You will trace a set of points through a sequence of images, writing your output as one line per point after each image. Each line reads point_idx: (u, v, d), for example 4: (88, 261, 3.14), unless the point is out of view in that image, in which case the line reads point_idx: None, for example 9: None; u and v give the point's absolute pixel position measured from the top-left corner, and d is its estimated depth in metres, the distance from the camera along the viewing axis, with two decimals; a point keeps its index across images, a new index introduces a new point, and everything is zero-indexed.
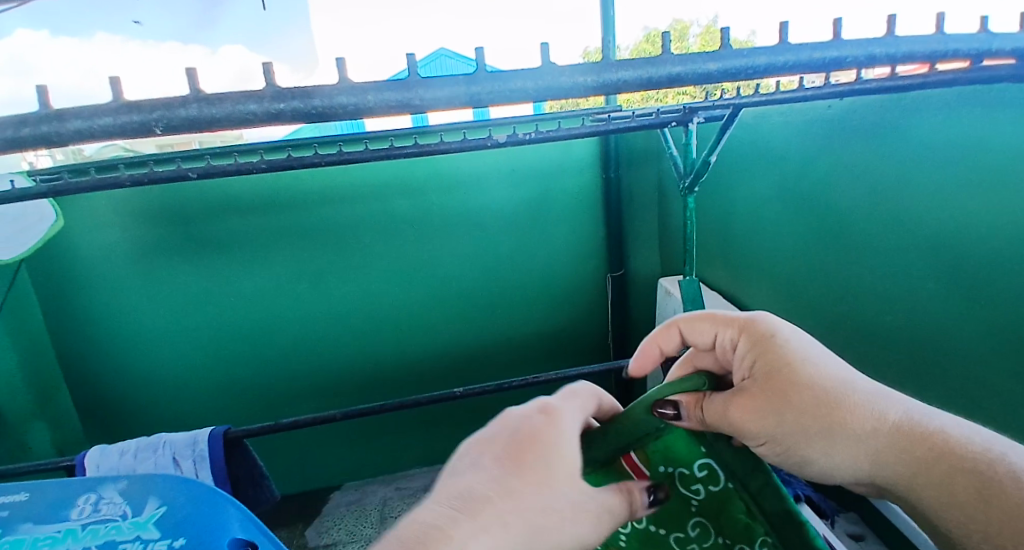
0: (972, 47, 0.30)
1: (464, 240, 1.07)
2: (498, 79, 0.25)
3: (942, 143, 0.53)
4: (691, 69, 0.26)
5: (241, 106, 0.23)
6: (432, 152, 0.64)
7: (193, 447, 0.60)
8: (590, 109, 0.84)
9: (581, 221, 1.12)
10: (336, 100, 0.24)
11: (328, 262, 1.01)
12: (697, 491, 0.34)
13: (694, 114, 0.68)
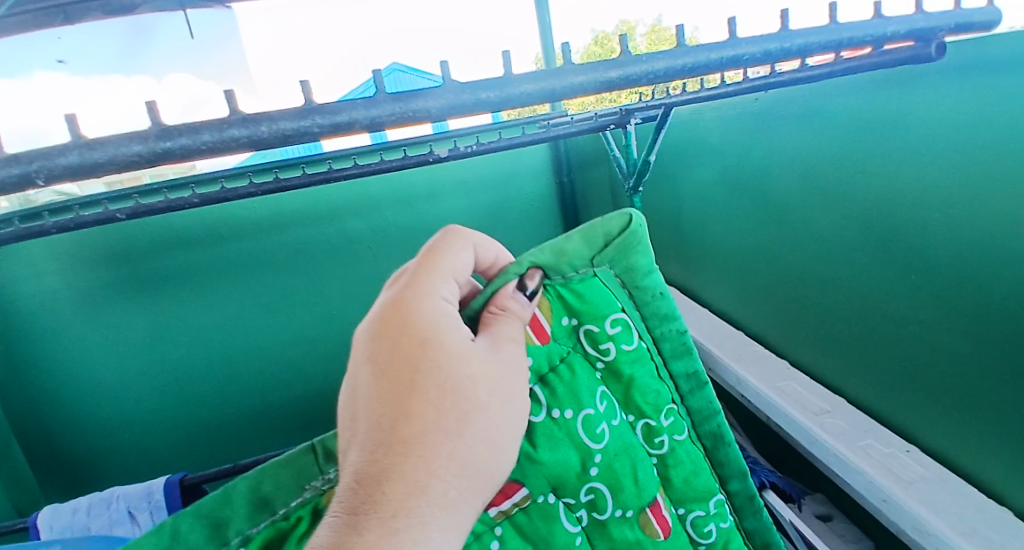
0: (912, 29, 0.32)
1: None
2: (465, 89, 0.26)
3: (859, 125, 0.55)
4: (645, 70, 0.28)
5: (215, 134, 0.23)
6: (375, 172, 0.64)
7: (148, 496, 0.57)
8: (535, 116, 0.85)
9: (537, 227, 1.14)
10: (307, 122, 0.24)
11: (285, 290, 0.99)
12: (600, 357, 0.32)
13: (631, 116, 0.70)
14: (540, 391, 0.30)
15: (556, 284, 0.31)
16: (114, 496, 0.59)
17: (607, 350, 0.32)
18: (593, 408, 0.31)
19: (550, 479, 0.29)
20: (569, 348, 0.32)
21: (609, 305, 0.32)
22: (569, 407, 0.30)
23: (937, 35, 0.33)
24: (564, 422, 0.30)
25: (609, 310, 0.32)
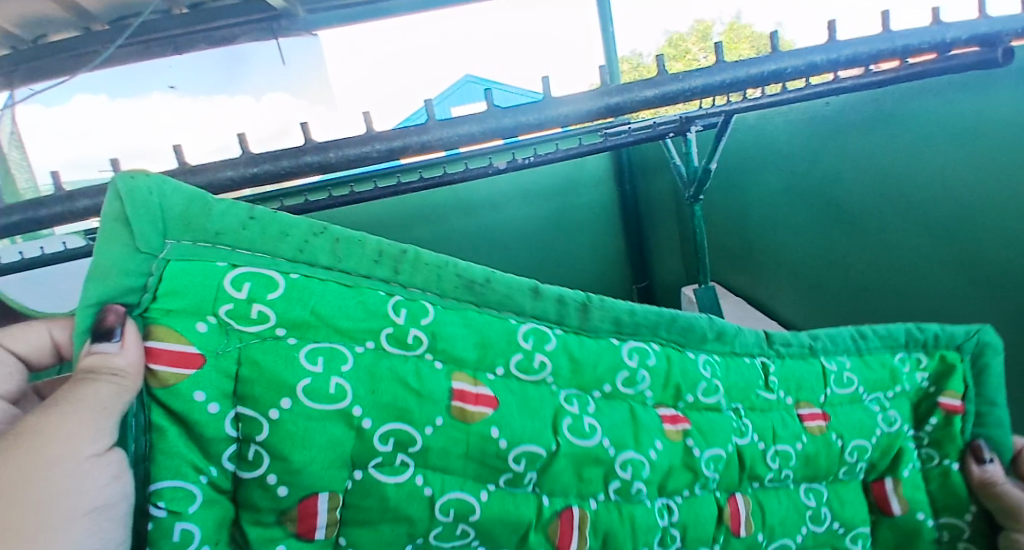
0: (972, 35, 0.29)
1: (486, 262, 1.10)
2: (507, 113, 0.27)
3: (941, 129, 0.50)
4: (673, 89, 0.27)
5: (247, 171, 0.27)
6: (433, 185, 0.65)
7: None
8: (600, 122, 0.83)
9: (599, 233, 1.13)
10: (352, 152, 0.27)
11: None
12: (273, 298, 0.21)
13: (691, 123, 0.65)
14: (235, 413, 0.21)
15: (149, 307, 0.20)
16: None
17: (265, 307, 0.21)
18: (300, 378, 0.21)
19: (340, 461, 0.21)
20: (237, 345, 0.21)
21: (210, 273, 0.21)
22: (273, 402, 0.20)
23: (1007, 38, 0.30)
24: (288, 414, 0.21)
25: (218, 269, 0.21)
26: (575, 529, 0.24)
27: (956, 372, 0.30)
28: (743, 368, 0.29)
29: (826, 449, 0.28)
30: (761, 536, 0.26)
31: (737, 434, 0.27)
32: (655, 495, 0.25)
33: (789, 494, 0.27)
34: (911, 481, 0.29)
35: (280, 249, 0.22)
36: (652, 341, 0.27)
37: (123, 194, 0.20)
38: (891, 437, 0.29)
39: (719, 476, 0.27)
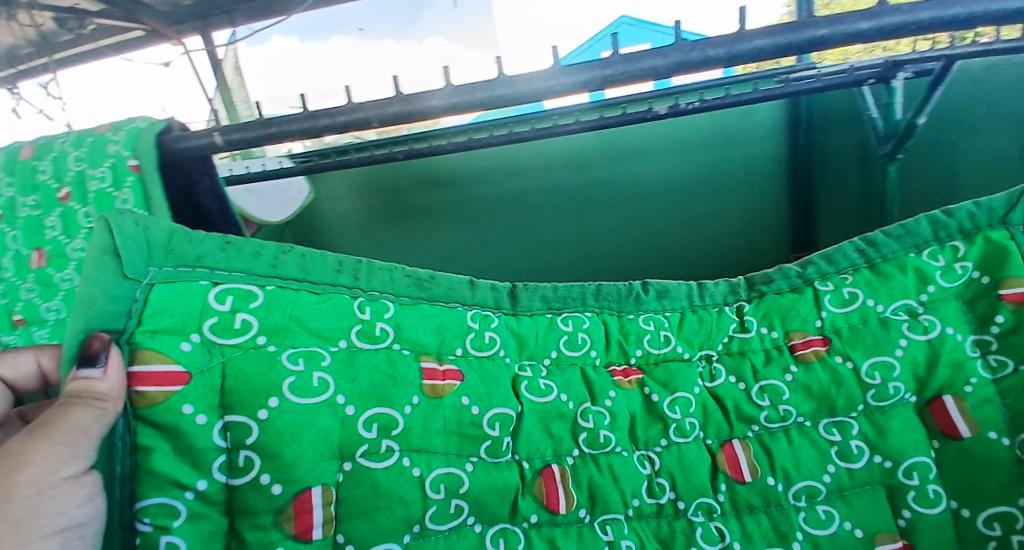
0: None
1: (632, 214, 1.08)
2: (695, 47, 0.29)
3: None
4: (898, 21, 0.26)
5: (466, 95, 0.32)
6: (601, 125, 0.69)
7: None
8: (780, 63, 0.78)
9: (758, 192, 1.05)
10: (561, 80, 0.30)
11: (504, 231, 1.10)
12: (246, 317, 0.29)
13: (899, 69, 0.59)
14: (209, 421, 0.27)
15: (135, 332, 0.26)
16: None
17: (246, 321, 0.29)
18: (284, 378, 0.29)
19: (331, 450, 0.29)
20: (219, 359, 0.28)
21: (191, 296, 0.28)
22: (259, 407, 0.28)
23: None
24: (278, 409, 0.28)
25: (200, 294, 0.28)
26: (557, 481, 0.33)
27: (1006, 255, 0.33)
28: (694, 325, 0.39)
29: (826, 368, 0.34)
30: (775, 481, 0.32)
31: (706, 378, 0.36)
32: (620, 438, 0.34)
33: (803, 434, 0.33)
34: (975, 396, 0.31)
35: (254, 266, 0.31)
36: (583, 312, 0.40)
37: (114, 229, 0.26)
38: (932, 341, 0.33)
39: (698, 421, 0.35)
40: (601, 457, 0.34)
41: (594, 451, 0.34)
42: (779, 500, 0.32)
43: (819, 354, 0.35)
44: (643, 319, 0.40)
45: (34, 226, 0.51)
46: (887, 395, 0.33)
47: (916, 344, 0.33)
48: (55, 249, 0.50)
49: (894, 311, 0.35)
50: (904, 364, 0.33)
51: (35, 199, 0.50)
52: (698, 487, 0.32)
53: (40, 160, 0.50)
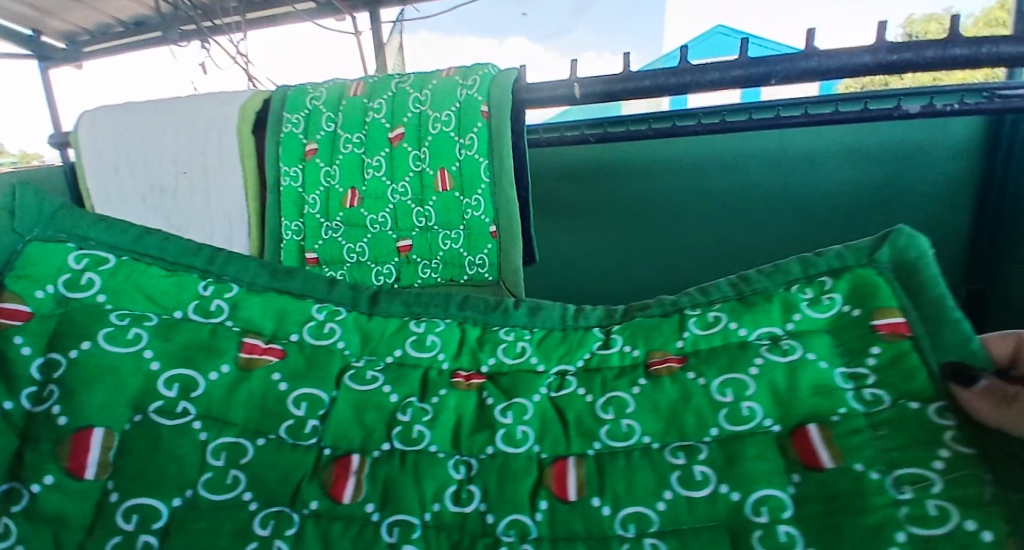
0: None
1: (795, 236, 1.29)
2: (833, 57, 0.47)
3: None
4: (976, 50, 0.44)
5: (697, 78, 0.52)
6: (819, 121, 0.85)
7: None
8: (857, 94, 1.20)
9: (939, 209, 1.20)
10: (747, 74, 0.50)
11: (678, 236, 1.37)
12: (92, 278, 0.44)
13: None
14: (30, 346, 0.40)
15: (10, 277, 0.42)
16: None
17: (93, 281, 0.44)
18: (104, 329, 0.42)
19: (128, 402, 0.40)
20: (62, 307, 0.43)
21: (57, 260, 0.43)
22: (78, 345, 0.40)
23: None
24: (89, 348, 0.40)
25: (68, 260, 0.44)
26: (348, 477, 0.38)
27: (875, 287, 0.40)
28: (556, 340, 0.45)
29: (686, 382, 0.40)
30: (602, 504, 0.35)
31: (552, 389, 0.42)
32: (433, 436, 0.40)
33: (647, 454, 0.37)
34: (842, 425, 0.35)
35: (118, 246, 0.46)
36: (442, 318, 0.48)
37: (15, 194, 0.43)
38: (791, 362, 0.39)
39: (530, 429, 0.40)
40: (410, 452, 0.40)
41: (405, 446, 0.40)
42: (603, 526, 0.34)
43: (672, 371, 0.41)
44: (506, 330, 0.47)
45: (357, 164, 0.70)
46: (741, 419, 0.38)
47: (774, 365, 0.39)
48: (394, 171, 0.70)
49: (757, 337, 0.42)
50: (760, 383, 0.39)
51: (360, 136, 0.71)
52: (513, 502, 0.36)
53: (370, 101, 0.72)
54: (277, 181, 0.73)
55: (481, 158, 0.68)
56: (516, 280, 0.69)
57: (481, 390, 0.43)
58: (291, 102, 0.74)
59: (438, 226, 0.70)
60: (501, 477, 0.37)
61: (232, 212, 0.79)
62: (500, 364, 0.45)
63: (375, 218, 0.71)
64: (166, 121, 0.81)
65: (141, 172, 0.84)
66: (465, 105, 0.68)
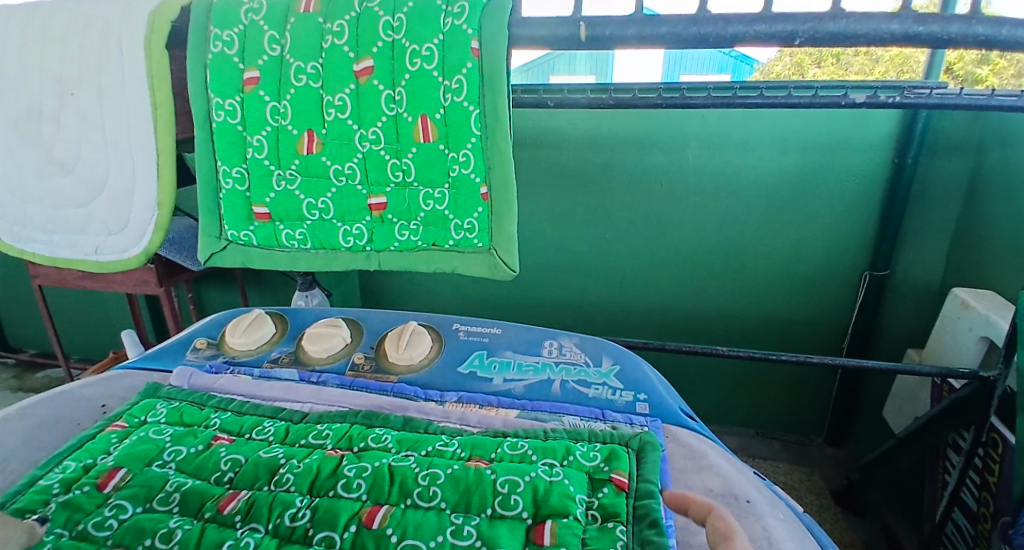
0: (979, 33, 0.55)
1: (726, 223, 1.55)
2: (730, 22, 0.57)
3: None
4: (842, 26, 0.55)
5: (617, 35, 0.58)
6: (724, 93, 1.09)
7: (557, 362, 0.83)
8: (783, 82, 1.37)
9: (847, 206, 1.47)
10: (659, 29, 0.58)
11: (629, 212, 1.60)
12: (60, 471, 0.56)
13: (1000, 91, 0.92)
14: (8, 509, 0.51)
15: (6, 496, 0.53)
16: (534, 360, 0.83)
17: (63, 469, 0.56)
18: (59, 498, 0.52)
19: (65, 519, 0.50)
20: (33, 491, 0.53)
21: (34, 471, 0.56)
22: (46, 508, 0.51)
23: None
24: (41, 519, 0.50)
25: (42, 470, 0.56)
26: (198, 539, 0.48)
27: (619, 458, 0.59)
28: (412, 439, 0.62)
29: (475, 473, 0.56)
30: (392, 534, 0.49)
31: (395, 458, 0.58)
32: (297, 482, 0.55)
33: (438, 513, 0.51)
34: (565, 524, 0.50)
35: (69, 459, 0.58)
36: (344, 420, 0.67)
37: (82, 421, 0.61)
38: (552, 481, 0.55)
39: (365, 483, 0.55)
40: (278, 490, 0.54)
41: (277, 487, 0.54)
42: (387, 546, 0.48)
43: (478, 466, 0.57)
44: (381, 430, 0.64)
45: (315, 102, 0.63)
46: (509, 505, 0.52)
47: (540, 479, 0.55)
48: (361, 114, 0.63)
49: (542, 464, 0.58)
50: (527, 485, 0.54)
51: (316, 66, 0.62)
52: (331, 524, 0.50)
53: (327, 22, 0.62)
54: (207, 117, 0.65)
55: (470, 105, 0.60)
56: (511, 249, 0.64)
57: (342, 458, 0.58)
58: (220, 16, 0.63)
59: (418, 184, 0.65)
60: (326, 511, 0.51)
61: (134, 147, 0.68)
62: (365, 447, 0.61)
63: (340, 169, 0.65)
64: (61, 33, 0.68)
65: (28, 92, 0.72)
66: (449, 38, 0.59)
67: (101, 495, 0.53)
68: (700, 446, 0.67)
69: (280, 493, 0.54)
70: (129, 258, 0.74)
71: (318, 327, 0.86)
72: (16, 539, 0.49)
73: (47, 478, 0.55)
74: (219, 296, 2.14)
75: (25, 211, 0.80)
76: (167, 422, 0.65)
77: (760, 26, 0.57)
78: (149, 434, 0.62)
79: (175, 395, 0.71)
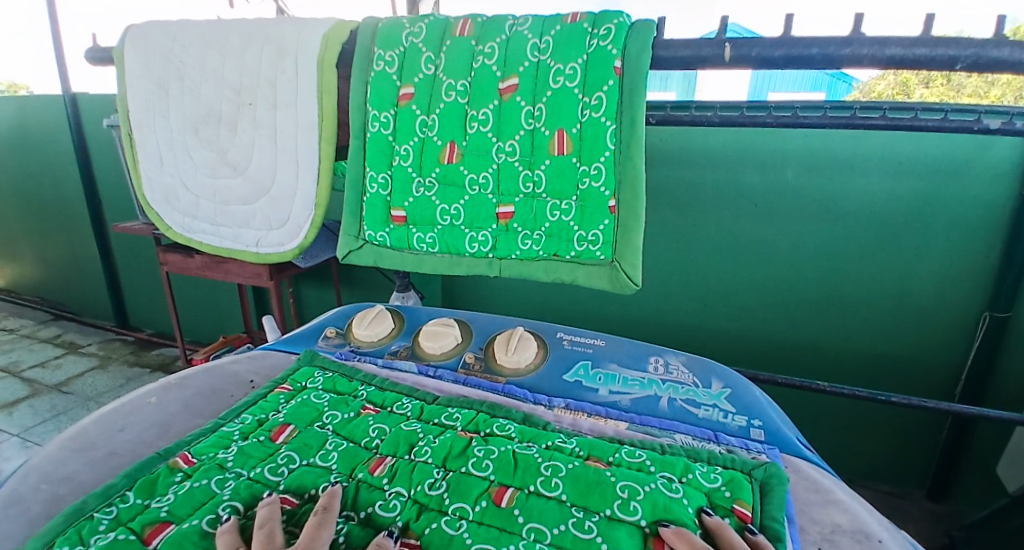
0: None
1: (826, 249, 1.47)
2: (886, 46, 0.55)
3: None
4: (1011, 53, 0.53)
5: (765, 55, 0.59)
6: None
7: (663, 379, 0.83)
8: (907, 105, 1.29)
9: (969, 239, 1.35)
10: (810, 50, 0.57)
11: (718, 232, 1.56)
12: (238, 430, 0.67)
13: None
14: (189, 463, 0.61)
15: (191, 452, 0.63)
16: (640, 376, 0.84)
17: (238, 428, 0.67)
18: (233, 450, 0.63)
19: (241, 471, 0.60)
20: (213, 448, 0.64)
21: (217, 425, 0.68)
22: (230, 458, 0.62)
23: None
24: (223, 463, 0.61)
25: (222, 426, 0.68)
26: (351, 498, 0.55)
27: (739, 477, 0.59)
28: (532, 431, 0.66)
29: (595, 472, 0.58)
30: (520, 517, 0.52)
31: (518, 447, 0.62)
32: (434, 457, 0.60)
33: (560, 504, 0.54)
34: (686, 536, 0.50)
35: (235, 416, 0.70)
36: (470, 407, 0.72)
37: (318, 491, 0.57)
38: (671, 495, 0.55)
39: (491, 465, 0.59)
40: (417, 459, 0.60)
41: (417, 456, 0.61)
42: (517, 528, 0.51)
43: (598, 466, 0.59)
44: (504, 420, 0.68)
45: (460, 116, 0.68)
46: (629, 510, 0.53)
47: (660, 491, 0.55)
48: (502, 127, 0.66)
49: (658, 473, 0.59)
50: (646, 495, 0.55)
51: (465, 84, 0.67)
52: (465, 500, 0.54)
53: (479, 43, 0.67)
54: (363, 127, 0.71)
55: (607, 121, 0.62)
56: (636, 262, 0.63)
57: (472, 440, 0.63)
58: (385, 37, 0.70)
59: (547, 194, 0.66)
60: (459, 486, 0.56)
61: (301, 152, 0.76)
62: (492, 433, 0.65)
63: (475, 179, 0.68)
64: (243, 51, 0.78)
65: (204, 97, 0.81)
66: (594, 58, 0.62)
67: (273, 445, 0.64)
68: (822, 479, 0.64)
69: (419, 460, 0.60)
70: (283, 251, 0.82)
71: (433, 326, 0.93)
72: (204, 475, 0.59)
73: (224, 450, 0.62)
74: (313, 291, 2.30)
75: (184, 209, 0.88)
76: (324, 389, 0.76)
77: (920, 50, 0.55)
78: (311, 398, 0.73)
79: (329, 366, 0.82)
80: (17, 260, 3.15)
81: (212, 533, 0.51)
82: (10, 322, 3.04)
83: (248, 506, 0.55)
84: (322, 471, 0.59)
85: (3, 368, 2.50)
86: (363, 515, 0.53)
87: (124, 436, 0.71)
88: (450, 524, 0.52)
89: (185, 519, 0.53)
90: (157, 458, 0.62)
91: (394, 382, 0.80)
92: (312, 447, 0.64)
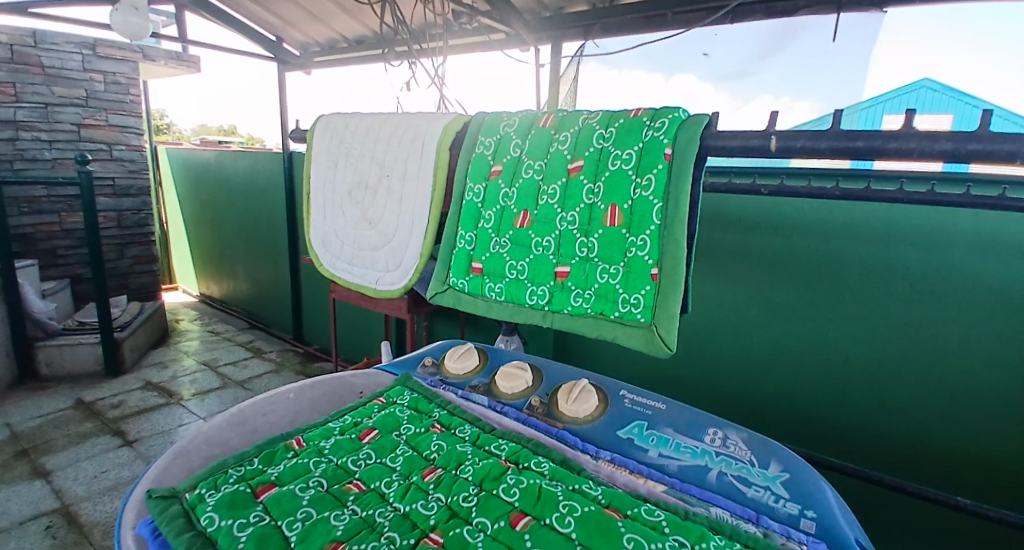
0: None
1: None
2: (937, 142, 0.56)
3: None
4: None
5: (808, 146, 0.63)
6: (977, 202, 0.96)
7: (717, 452, 0.83)
8: None
9: None
10: (855, 142, 0.60)
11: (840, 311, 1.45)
12: (338, 426, 0.85)
13: None
14: (300, 444, 0.80)
15: (303, 437, 0.82)
16: (694, 444, 0.85)
17: (337, 425, 0.86)
18: (330, 441, 0.81)
19: (332, 456, 0.77)
20: (317, 436, 0.82)
21: (325, 420, 0.88)
22: (327, 446, 0.80)
23: None
24: (321, 448, 0.79)
25: (329, 421, 0.87)
26: (399, 495, 0.68)
27: None
28: (564, 473, 0.72)
29: (606, 519, 0.63)
30: (527, 541, 0.60)
31: (546, 483, 0.69)
32: (473, 477, 0.71)
33: (565, 538, 0.60)
34: None
35: (339, 416, 0.89)
36: (518, 442, 0.81)
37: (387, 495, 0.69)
38: None
39: (517, 493, 0.67)
40: (459, 475, 0.71)
41: (460, 473, 0.72)
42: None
43: (612, 515, 0.64)
44: (543, 458, 0.76)
45: (534, 190, 0.81)
46: None
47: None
48: (566, 201, 0.78)
49: (670, 533, 0.61)
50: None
51: (541, 165, 0.80)
52: (486, 517, 0.63)
53: (556, 133, 0.80)
54: (461, 196, 0.89)
55: (655, 200, 0.70)
56: (671, 328, 0.68)
57: (508, 468, 0.72)
58: (487, 127, 0.88)
59: (598, 259, 0.75)
60: (486, 504, 0.66)
61: (415, 215, 0.96)
62: (528, 467, 0.73)
63: (540, 241, 0.80)
64: (390, 137, 1.02)
65: (359, 169, 1.07)
66: (648, 146, 0.71)
67: (358, 442, 0.81)
68: None
69: (461, 477, 0.71)
70: (393, 290, 1.02)
71: (509, 367, 1.05)
72: (307, 455, 0.77)
73: (324, 439, 0.80)
74: (440, 325, 2.60)
75: (333, 250, 1.14)
76: (408, 406, 0.92)
77: (974, 145, 0.55)
78: (396, 412, 0.90)
79: (416, 388, 0.99)
80: (234, 279, 4.06)
81: (300, 498, 0.67)
82: (220, 326, 3.89)
83: (329, 484, 0.71)
84: (387, 470, 0.74)
85: (207, 362, 3.21)
86: (405, 509, 0.65)
87: (267, 418, 0.94)
88: (468, 532, 0.61)
89: (288, 483, 0.71)
90: (281, 437, 0.82)
91: (463, 409, 0.92)
92: (385, 450, 0.79)
